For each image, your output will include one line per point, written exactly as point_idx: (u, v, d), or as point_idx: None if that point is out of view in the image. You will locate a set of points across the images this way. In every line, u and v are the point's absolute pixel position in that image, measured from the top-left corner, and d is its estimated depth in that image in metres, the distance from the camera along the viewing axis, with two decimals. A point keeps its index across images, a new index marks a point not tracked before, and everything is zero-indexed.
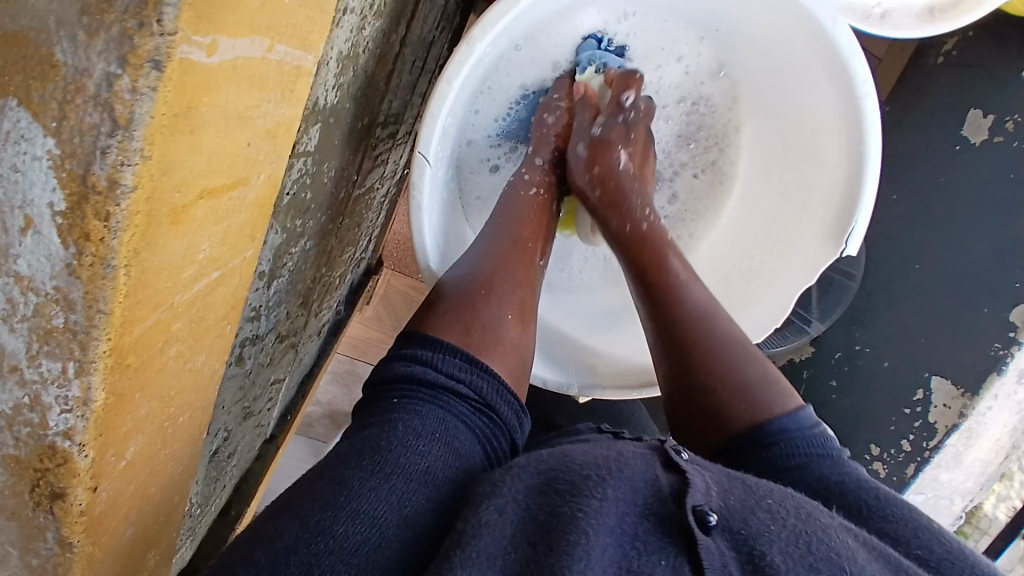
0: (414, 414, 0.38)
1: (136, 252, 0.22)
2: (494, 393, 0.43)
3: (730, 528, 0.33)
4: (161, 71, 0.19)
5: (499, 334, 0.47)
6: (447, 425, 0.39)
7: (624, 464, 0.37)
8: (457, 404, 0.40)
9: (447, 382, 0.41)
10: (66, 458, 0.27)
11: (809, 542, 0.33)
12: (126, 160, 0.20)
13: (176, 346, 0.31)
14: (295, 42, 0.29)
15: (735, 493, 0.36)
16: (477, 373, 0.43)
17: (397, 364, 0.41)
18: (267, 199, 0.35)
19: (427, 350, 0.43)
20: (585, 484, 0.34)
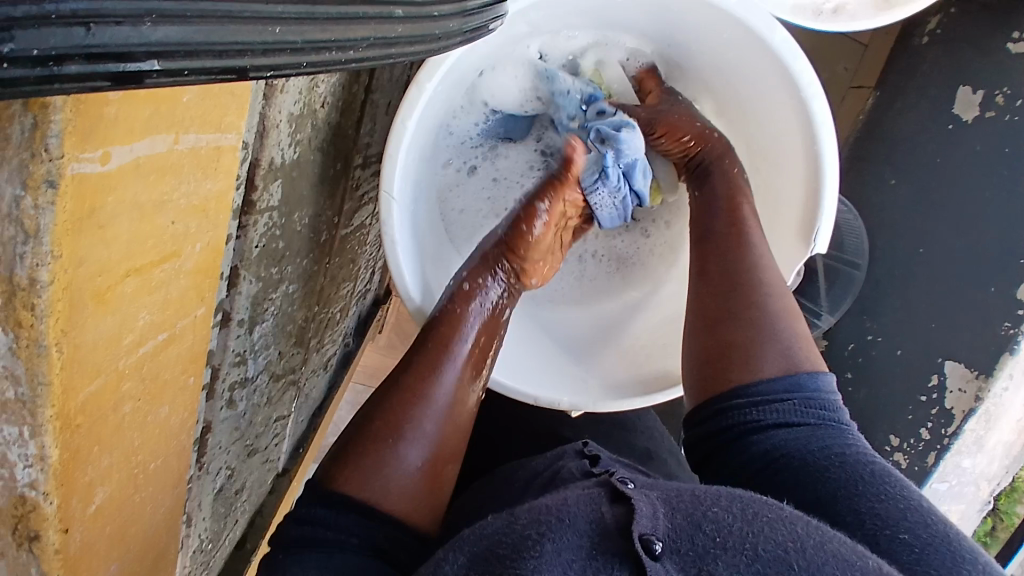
0: (314, 550, 0.44)
1: (65, 330, 0.27)
2: (388, 539, 0.45)
3: (676, 549, 0.36)
4: (57, 188, 0.24)
5: (400, 474, 0.48)
6: (340, 554, 0.43)
7: (565, 505, 0.40)
8: (351, 538, 0.44)
9: (338, 532, 0.45)
10: (36, 505, 0.31)
11: (756, 547, 0.36)
12: (40, 262, 0.24)
13: (131, 403, 0.35)
14: (204, 128, 0.33)
15: (683, 510, 0.39)
16: (373, 526, 0.46)
17: (305, 515, 0.46)
18: (213, 263, 0.39)
19: (324, 510, 0.46)
20: (523, 545, 0.36)
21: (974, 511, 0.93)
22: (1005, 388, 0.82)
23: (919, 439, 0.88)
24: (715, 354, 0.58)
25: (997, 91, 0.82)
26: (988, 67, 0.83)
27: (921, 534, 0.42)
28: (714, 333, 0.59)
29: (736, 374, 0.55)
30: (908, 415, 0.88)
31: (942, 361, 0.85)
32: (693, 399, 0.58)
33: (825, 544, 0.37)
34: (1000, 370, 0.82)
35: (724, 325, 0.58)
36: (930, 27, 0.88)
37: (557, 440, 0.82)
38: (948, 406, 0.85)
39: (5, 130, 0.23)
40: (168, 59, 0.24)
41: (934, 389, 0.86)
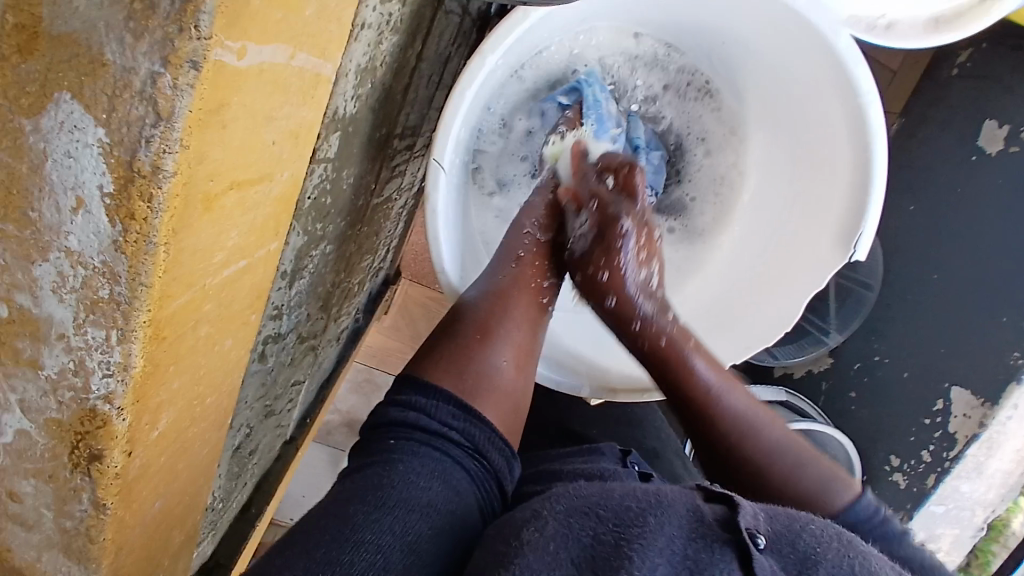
0: (412, 456, 0.47)
1: (175, 231, 0.26)
2: (485, 440, 0.50)
3: (777, 549, 0.37)
4: (199, 70, 0.23)
5: (496, 379, 0.53)
6: (443, 465, 0.47)
7: (667, 494, 0.41)
8: (453, 449, 0.49)
9: (440, 429, 0.49)
10: (106, 420, 0.30)
11: (856, 567, 0.37)
12: (167, 148, 0.24)
13: (206, 327, 0.34)
14: (314, 50, 0.32)
15: (783, 520, 0.40)
16: (470, 423, 0.50)
17: (393, 410, 0.50)
18: (291, 197, 0.38)
19: (422, 398, 0.50)
20: (627, 514, 0.38)
21: (967, 537, 0.94)
22: (1009, 416, 0.83)
23: (919, 461, 0.89)
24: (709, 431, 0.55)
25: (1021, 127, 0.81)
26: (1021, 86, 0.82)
27: None
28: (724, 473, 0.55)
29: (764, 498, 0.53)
30: (911, 436, 0.90)
31: (948, 387, 0.86)
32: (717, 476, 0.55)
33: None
34: (1005, 400, 0.82)
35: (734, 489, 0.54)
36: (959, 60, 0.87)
37: (573, 429, 0.82)
38: (952, 431, 0.86)
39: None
40: None
41: (939, 414, 0.87)
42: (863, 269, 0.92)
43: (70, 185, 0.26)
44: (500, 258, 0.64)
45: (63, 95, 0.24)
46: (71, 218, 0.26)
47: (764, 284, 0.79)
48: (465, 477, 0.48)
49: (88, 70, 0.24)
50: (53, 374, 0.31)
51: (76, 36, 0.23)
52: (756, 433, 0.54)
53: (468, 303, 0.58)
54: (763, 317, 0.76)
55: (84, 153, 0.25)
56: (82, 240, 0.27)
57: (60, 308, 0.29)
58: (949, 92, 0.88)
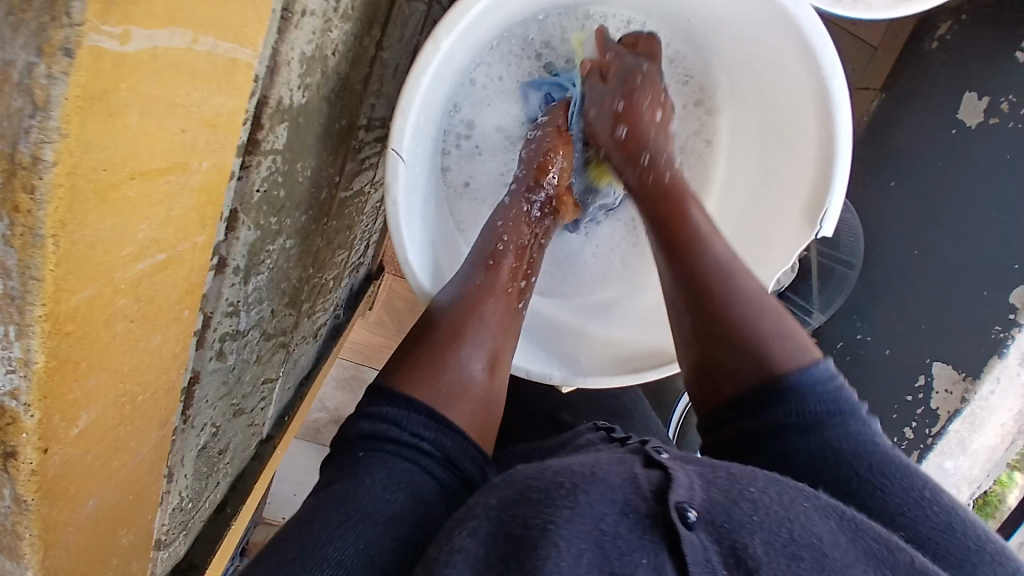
0: (380, 467, 0.46)
1: (64, 223, 0.25)
2: (456, 450, 0.50)
3: (709, 519, 0.36)
4: (72, 57, 0.22)
5: (466, 386, 0.54)
6: (412, 476, 0.46)
7: (603, 468, 0.41)
8: (423, 458, 0.48)
9: (411, 440, 0.48)
10: (14, 418, 0.30)
11: (790, 532, 0.37)
12: (45, 138, 0.23)
13: (124, 322, 0.33)
14: (224, 34, 0.31)
15: (718, 485, 0.39)
16: (442, 433, 0.50)
17: (363, 422, 0.49)
18: (217, 188, 0.37)
19: (394, 409, 0.50)
20: (557, 494, 0.37)
21: None
22: (992, 391, 0.84)
23: (903, 438, 0.90)
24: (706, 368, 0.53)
25: (1003, 98, 0.82)
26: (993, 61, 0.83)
27: (922, 527, 0.41)
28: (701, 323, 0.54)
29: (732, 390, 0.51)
30: (894, 413, 0.90)
31: (930, 361, 0.87)
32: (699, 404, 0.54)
33: (856, 538, 0.38)
34: (987, 375, 0.84)
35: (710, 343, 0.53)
36: (940, 32, 0.86)
37: (553, 416, 0.82)
38: (934, 407, 0.87)
39: None
40: None
41: (921, 390, 0.88)
42: (844, 247, 0.92)
43: None
44: (474, 252, 0.63)
45: None
46: None
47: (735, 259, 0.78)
48: (430, 480, 0.47)
49: None
50: None
51: None
52: (740, 273, 0.55)
53: (438, 309, 0.58)
54: None
55: None
56: None
57: None
58: (931, 61, 0.87)
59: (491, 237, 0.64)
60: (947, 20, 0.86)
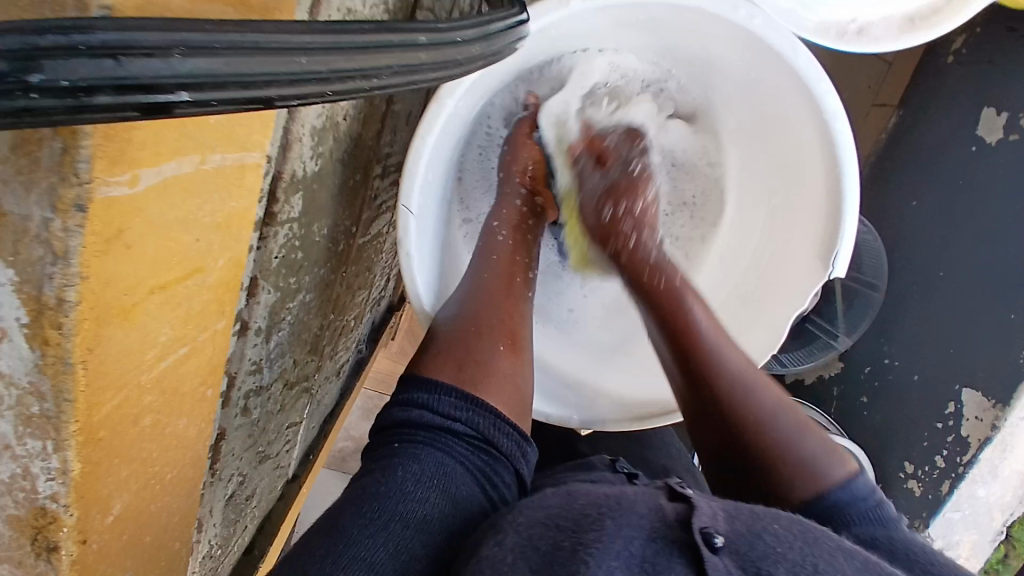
0: (413, 458, 0.47)
1: (89, 347, 0.27)
2: (489, 427, 0.51)
3: (734, 547, 0.36)
4: (86, 211, 0.25)
5: (494, 367, 0.55)
6: (445, 468, 0.47)
7: (630, 500, 0.42)
8: (455, 446, 0.49)
9: (443, 424, 0.50)
10: (55, 517, 0.32)
11: (816, 564, 0.36)
12: (68, 282, 0.25)
13: (151, 416, 0.36)
14: (230, 148, 0.33)
15: (742, 518, 0.39)
16: (474, 409, 0.51)
17: (397, 411, 0.50)
18: (233, 278, 0.40)
19: (424, 393, 0.51)
20: (584, 522, 0.38)
21: (987, 542, 0.92)
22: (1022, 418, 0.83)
23: (933, 467, 0.88)
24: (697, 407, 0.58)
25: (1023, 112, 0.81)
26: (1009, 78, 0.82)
27: None
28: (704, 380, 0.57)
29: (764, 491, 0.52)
30: (925, 440, 0.89)
31: (959, 387, 0.86)
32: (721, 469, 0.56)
33: (883, 573, 0.37)
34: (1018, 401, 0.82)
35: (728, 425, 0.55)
36: (954, 46, 0.86)
37: (577, 450, 0.83)
38: (964, 435, 0.86)
39: (35, 154, 0.24)
40: (256, 86, 0.24)
41: (951, 416, 0.87)
42: (868, 269, 0.91)
43: None
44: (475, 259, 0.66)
45: None
46: None
47: (751, 295, 0.78)
48: (463, 471, 0.48)
49: None
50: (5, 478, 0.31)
51: None
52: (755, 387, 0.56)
53: (443, 324, 0.58)
54: (758, 328, 0.74)
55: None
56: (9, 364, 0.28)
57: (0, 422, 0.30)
58: (949, 75, 0.87)
59: (484, 255, 0.67)
60: (961, 36, 0.86)
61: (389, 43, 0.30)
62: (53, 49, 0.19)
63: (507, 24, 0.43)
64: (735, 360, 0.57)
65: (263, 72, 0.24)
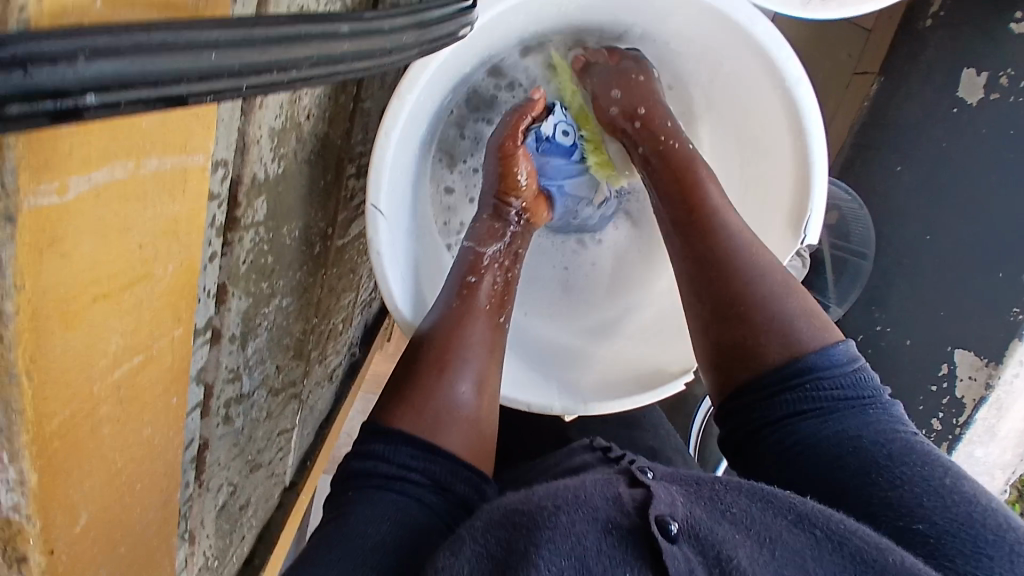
0: (368, 502, 0.48)
1: (33, 357, 0.28)
2: (447, 475, 0.52)
3: (692, 534, 0.37)
4: (15, 223, 0.25)
5: (455, 413, 0.56)
6: (400, 504, 0.48)
7: (585, 490, 0.41)
8: (411, 486, 0.50)
9: (399, 472, 0.51)
10: (20, 527, 0.32)
11: (769, 544, 0.38)
12: (4, 293, 0.25)
13: (111, 424, 0.36)
14: (169, 152, 0.33)
15: (701, 504, 0.40)
16: (430, 460, 0.52)
17: (354, 462, 0.52)
18: (188, 283, 0.40)
19: (382, 445, 0.52)
20: (538, 515, 0.38)
21: None
22: (1015, 374, 0.82)
23: (930, 430, 0.88)
24: (726, 347, 0.56)
25: (1002, 71, 0.82)
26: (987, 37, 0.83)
27: (940, 521, 0.42)
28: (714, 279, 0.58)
29: (755, 360, 0.54)
30: (920, 405, 0.89)
31: (951, 348, 0.86)
32: (712, 381, 0.58)
33: (843, 545, 0.38)
34: (1009, 358, 0.82)
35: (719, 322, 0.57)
36: (933, 9, 0.87)
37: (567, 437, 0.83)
38: (959, 396, 0.86)
39: None
40: (173, 84, 0.24)
41: (945, 378, 0.86)
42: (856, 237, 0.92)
43: None
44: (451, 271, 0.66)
45: None
46: None
47: None
48: (423, 508, 0.49)
49: None
50: None
51: None
52: (756, 249, 0.59)
53: (415, 352, 0.59)
54: None
55: None
56: None
57: None
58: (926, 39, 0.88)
59: (460, 272, 0.65)
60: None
61: (309, 34, 0.29)
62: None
63: (445, 9, 0.43)
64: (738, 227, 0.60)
65: (170, 69, 0.24)
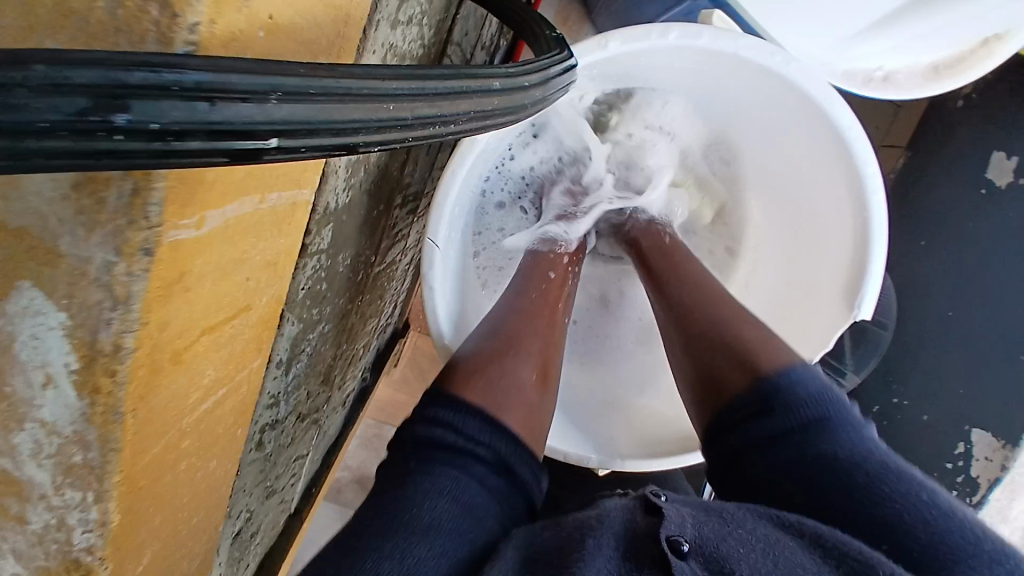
0: (428, 477, 0.45)
1: (143, 396, 0.26)
2: (509, 453, 0.50)
3: (700, 554, 0.38)
4: (152, 255, 0.22)
5: (521, 390, 0.54)
6: (458, 481, 0.45)
7: (605, 517, 0.43)
8: (474, 464, 0.47)
9: (466, 444, 0.48)
10: (90, 570, 0.30)
11: (777, 561, 0.38)
12: (127, 328, 0.23)
13: (187, 459, 0.34)
14: (287, 186, 0.32)
15: (710, 524, 0.41)
16: (495, 435, 0.50)
17: (419, 424, 0.49)
18: (272, 315, 0.38)
19: (449, 412, 0.50)
20: (573, 544, 0.40)
21: None
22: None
23: None
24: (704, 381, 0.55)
25: None
26: None
27: (924, 527, 0.40)
28: (692, 333, 0.58)
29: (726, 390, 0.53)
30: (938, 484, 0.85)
31: (970, 428, 0.84)
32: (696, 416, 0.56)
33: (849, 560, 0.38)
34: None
35: (696, 356, 0.56)
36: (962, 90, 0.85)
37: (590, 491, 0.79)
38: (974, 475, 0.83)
39: (101, 195, 0.21)
40: (348, 133, 0.23)
41: (960, 457, 0.84)
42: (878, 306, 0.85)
43: (37, 362, 0.25)
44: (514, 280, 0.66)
45: (25, 284, 0.24)
46: (43, 394, 0.25)
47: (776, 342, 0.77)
48: (484, 492, 0.46)
49: (45, 259, 0.23)
50: (38, 528, 0.30)
51: (26, 232, 0.22)
52: (720, 302, 0.58)
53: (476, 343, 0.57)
54: None
55: (49, 336, 0.24)
56: (54, 414, 0.26)
57: (38, 472, 0.28)
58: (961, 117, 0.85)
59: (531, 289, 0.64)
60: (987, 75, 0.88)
61: (467, 89, 0.29)
62: (142, 86, 0.18)
63: (564, 67, 0.43)
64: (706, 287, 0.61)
65: (351, 120, 0.23)
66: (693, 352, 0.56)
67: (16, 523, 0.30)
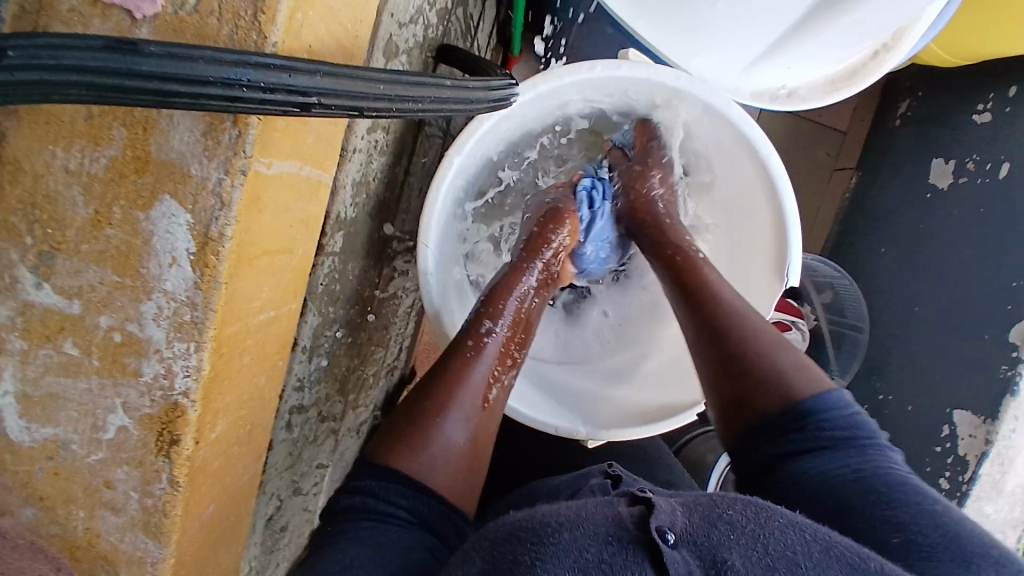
0: (351, 536, 0.53)
1: (232, 274, 0.41)
2: (430, 512, 0.57)
3: (688, 540, 0.39)
4: (245, 176, 0.39)
5: (449, 445, 0.60)
6: (378, 532, 0.54)
7: (589, 510, 0.44)
8: (393, 518, 0.55)
9: (384, 508, 0.56)
10: (183, 411, 0.44)
11: (765, 544, 0.40)
12: (228, 222, 0.40)
13: (249, 355, 0.48)
14: (316, 165, 0.47)
15: (700, 512, 0.43)
16: (416, 499, 0.57)
17: (343, 497, 0.57)
18: (303, 270, 0.52)
19: (371, 481, 0.57)
20: (544, 532, 0.41)
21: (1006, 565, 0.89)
22: (1013, 429, 0.84)
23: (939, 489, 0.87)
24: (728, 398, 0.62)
25: (967, 159, 0.93)
26: (952, 129, 0.96)
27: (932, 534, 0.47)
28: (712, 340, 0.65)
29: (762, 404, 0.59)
30: (926, 466, 0.90)
31: (951, 410, 0.89)
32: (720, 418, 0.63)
33: (830, 549, 0.41)
34: (1004, 415, 0.84)
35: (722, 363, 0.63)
36: (901, 110, 1.04)
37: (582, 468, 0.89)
38: (962, 454, 0.86)
39: (218, 137, 0.38)
40: (360, 100, 0.40)
41: (947, 440, 0.88)
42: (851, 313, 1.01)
43: (168, 250, 0.41)
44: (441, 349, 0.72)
45: (163, 198, 0.40)
46: (169, 270, 0.41)
47: None
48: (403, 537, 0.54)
49: (179, 180, 0.39)
50: (150, 379, 0.43)
51: (170, 162, 0.39)
52: (749, 316, 0.65)
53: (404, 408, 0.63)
54: None
55: (178, 228, 0.40)
56: (174, 284, 0.41)
57: (156, 330, 0.42)
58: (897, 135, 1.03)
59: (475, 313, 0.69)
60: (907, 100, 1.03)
61: (428, 82, 0.46)
62: (256, 65, 0.35)
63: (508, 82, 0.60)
64: (731, 300, 0.66)
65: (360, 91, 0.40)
66: (721, 358, 0.63)
67: (132, 378, 0.44)
